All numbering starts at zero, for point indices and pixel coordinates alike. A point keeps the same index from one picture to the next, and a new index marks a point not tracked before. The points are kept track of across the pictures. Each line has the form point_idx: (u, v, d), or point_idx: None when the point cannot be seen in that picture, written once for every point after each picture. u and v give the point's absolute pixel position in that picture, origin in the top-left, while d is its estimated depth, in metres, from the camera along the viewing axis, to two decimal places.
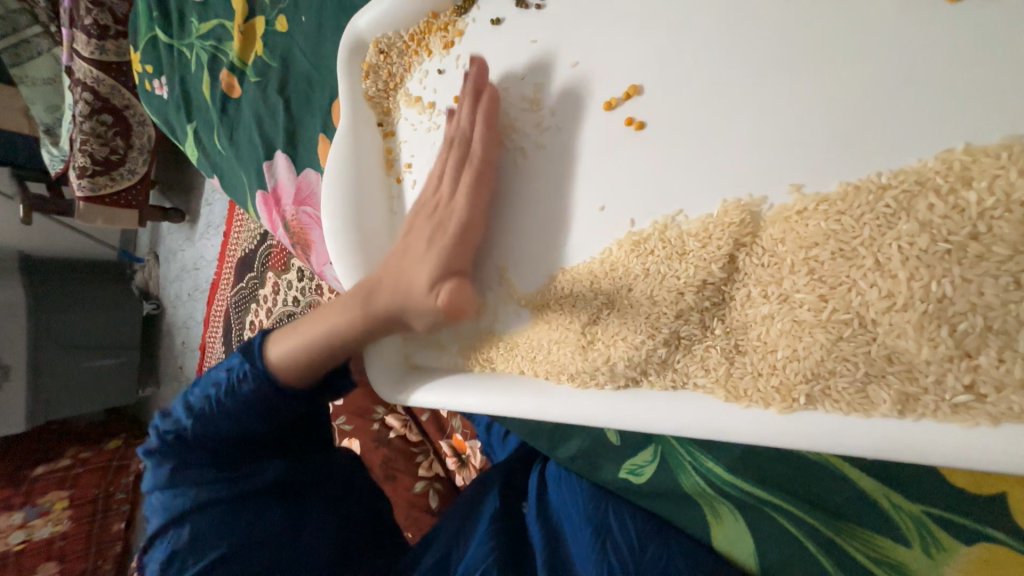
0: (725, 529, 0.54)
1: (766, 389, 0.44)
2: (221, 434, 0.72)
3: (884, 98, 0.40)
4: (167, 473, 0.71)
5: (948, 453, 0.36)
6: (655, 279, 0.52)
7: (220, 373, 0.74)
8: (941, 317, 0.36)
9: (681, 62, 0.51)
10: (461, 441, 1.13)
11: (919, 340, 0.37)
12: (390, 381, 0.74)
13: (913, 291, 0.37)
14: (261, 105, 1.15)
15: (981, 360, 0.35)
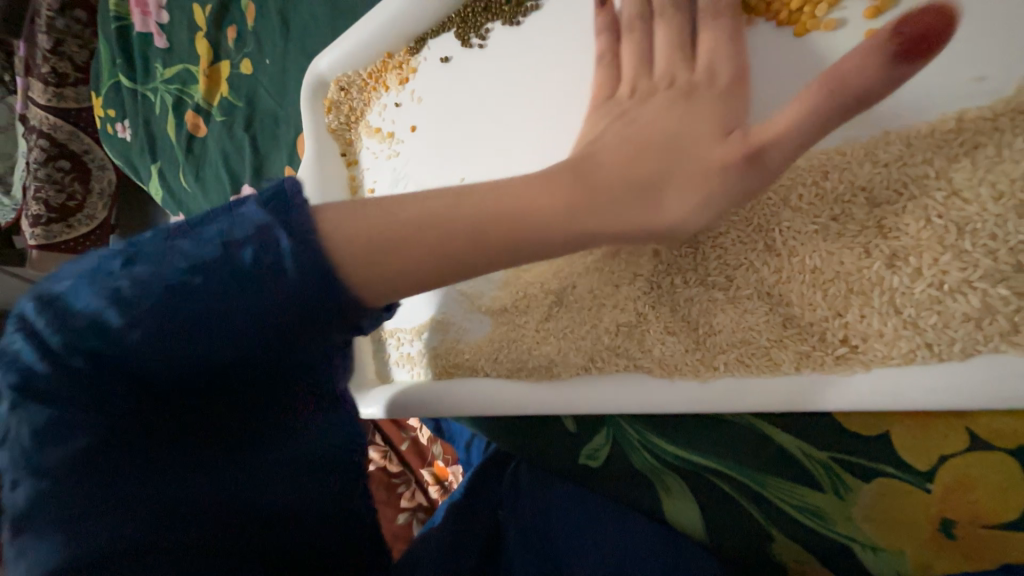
0: (673, 500, 0.56)
1: (692, 361, 0.51)
2: (137, 349, 0.44)
3: (761, 110, 0.48)
4: (47, 410, 0.45)
5: (838, 399, 0.43)
6: (595, 275, 0.58)
7: (219, 234, 0.45)
8: (817, 284, 0.44)
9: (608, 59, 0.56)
10: (443, 467, 1.15)
11: (802, 305, 0.44)
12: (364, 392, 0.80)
13: (795, 265, 0.45)
14: (227, 142, 1.20)
15: (849, 317, 0.42)
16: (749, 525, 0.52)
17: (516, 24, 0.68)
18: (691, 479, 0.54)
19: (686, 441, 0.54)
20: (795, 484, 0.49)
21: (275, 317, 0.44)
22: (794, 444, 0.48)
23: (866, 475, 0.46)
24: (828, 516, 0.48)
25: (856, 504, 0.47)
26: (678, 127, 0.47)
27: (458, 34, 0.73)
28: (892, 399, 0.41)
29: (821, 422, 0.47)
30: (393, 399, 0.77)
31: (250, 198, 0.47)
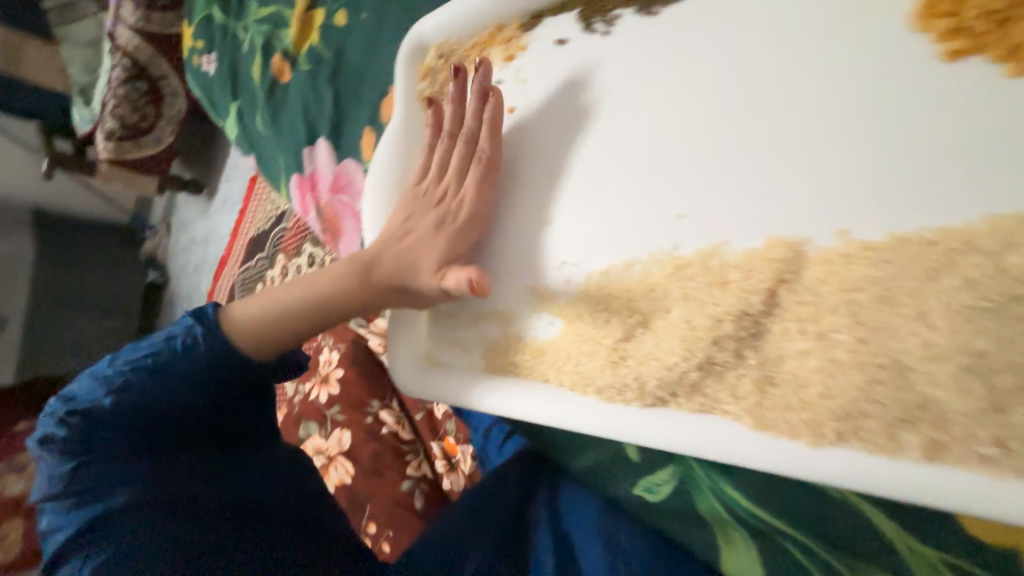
0: (735, 555, 0.52)
1: (795, 422, 0.46)
2: (159, 403, 0.69)
3: (940, 158, 0.42)
4: (71, 476, 0.65)
5: (977, 502, 0.38)
6: (694, 305, 0.54)
7: (158, 341, 0.72)
8: (979, 372, 0.38)
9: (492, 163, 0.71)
10: (453, 444, 1.13)
11: (953, 390, 0.39)
12: (415, 371, 0.79)
13: (953, 343, 0.39)
14: (309, 93, 1.19)
15: (1012, 416, 0.37)
16: None
17: (649, 16, 0.62)
18: (760, 541, 0.51)
19: (767, 503, 0.50)
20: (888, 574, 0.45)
21: (223, 370, 0.71)
22: (898, 534, 0.44)
23: None
24: None
25: None
26: (649, 200, 0.58)
27: (582, 17, 0.69)
28: None
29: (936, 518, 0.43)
30: (444, 385, 0.76)
31: (180, 329, 0.72)
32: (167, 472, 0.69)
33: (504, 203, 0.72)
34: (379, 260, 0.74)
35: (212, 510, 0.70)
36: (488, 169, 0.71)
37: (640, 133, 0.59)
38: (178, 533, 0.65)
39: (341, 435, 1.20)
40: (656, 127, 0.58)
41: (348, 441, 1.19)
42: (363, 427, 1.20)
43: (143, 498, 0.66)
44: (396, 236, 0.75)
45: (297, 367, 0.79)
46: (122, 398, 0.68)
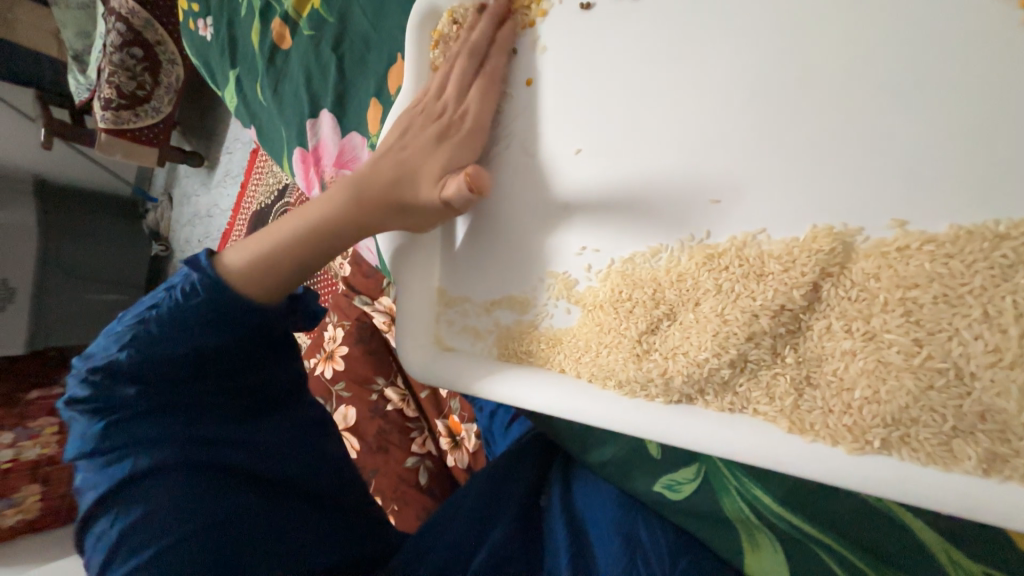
0: (760, 558, 0.50)
1: (836, 426, 0.43)
2: (171, 355, 0.63)
3: (1021, 141, 0.38)
4: (95, 435, 0.61)
5: None
6: (727, 297, 0.50)
7: (161, 293, 0.66)
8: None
9: (497, 80, 0.69)
10: (457, 423, 1.12)
11: (1022, 402, 0.35)
12: (424, 357, 0.77)
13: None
14: (312, 61, 1.12)
15: None
16: None
17: None
18: (788, 543, 0.49)
19: (797, 505, 0.48)
20: None
21: (238, 321, 0.65)
22: (939, 545, 0.43)
23: None
24: None
25: None
26: (648, 139, 0.56)
27: None
28: None
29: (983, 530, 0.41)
30: (454, 372, 0.74)
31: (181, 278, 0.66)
32: (198, 427, 0.65)
33: (521, 185, 0.68)
34: (367, 198, 0.70)
35: (248, 475, 0.67)
36: (489, 82, 0.69)
37: (679, 112, 0.54)
38: (219, 503, 0.62)
39: (346, 412, 1.18)
40: (671, 58, 0.55)
41: (352, 418, 1.18)
42: (368, 404, 1.19)
43: (176, 459, 0.62)
44: (394, 153, 0.71)
45: (308, 314, 0.75)
46: (144, 347, 0.63)
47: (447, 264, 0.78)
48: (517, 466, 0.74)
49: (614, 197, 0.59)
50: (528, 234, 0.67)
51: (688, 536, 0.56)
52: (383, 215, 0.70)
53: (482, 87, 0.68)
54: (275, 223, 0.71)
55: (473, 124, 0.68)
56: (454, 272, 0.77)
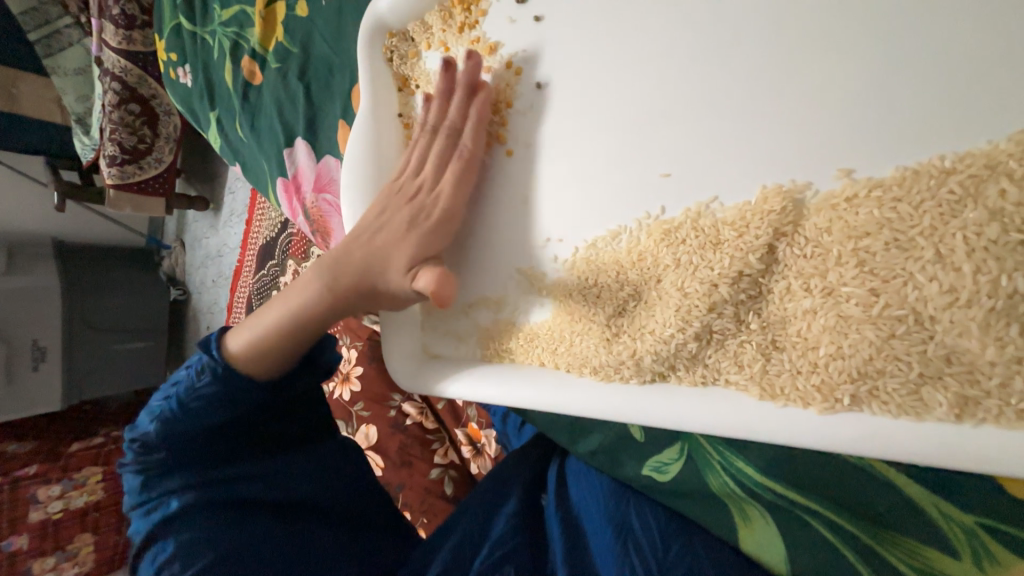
0: (753, 533, 0.48)
1: (806, 388, 0.42)
2: (194, 421, 0.63)
3: (950, 73, 0.37)
4: (143, 488, 0.64)
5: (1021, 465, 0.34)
6: (686, 270, 0.50)
7: (182, 369, 0.66)
8: (1010, 314, 0.34)
9: (456, 134, 0.67)
10: (476, 429, 1.11)
11: (984, 339, 0.34)
12: (408, 367, 0.76)
13: (980, 286, 0.34)
14: (280, 92, 1.15)
15: None
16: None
17: None
18: (777, 512, 0.47)
19: (783, 472, 0.46)
20: (922, 543, 0.41)
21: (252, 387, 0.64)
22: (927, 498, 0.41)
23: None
24: None
25: None
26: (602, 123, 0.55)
27: None
28: None
29: (976, 479, 0.39)
30: (436, 380, 0.72)
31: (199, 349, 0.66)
32: (219, 470, 0.66)
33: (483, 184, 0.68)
34: (345, 274, 0.66)
35: (270, 504, 0.67)
36: (466, 168, 0.65)
37: (630, 93, 0.53)
38: (231, 538, 0.61)
39: (367, 431, 1.20)
40: (618, 42, 0.54)
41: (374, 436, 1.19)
42: (387, 421, 1.20)
43: (196, 502, 0.63)
44: (369, 230, 0.68)
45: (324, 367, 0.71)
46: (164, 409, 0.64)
47: None
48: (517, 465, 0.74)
49: (578, 187, 0.58)
50: (491, 230, 0.67)
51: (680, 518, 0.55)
52: (357, 302, 0.67)
53: (456, 173, 0.65)
54: (270, 303, 0.69)
55: (449, 204, 0.65)
56: None
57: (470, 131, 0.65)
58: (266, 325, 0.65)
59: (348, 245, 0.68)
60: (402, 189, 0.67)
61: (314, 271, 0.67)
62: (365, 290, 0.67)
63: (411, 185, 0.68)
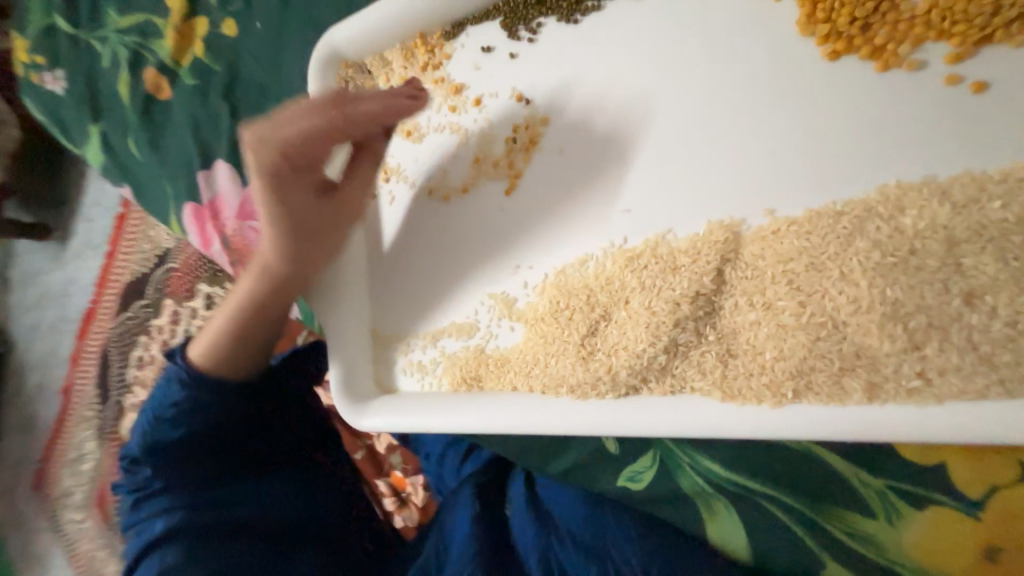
0: (718, 524, 0.54)
1: (758, 386, 0.50)
2: (191, 438, 0.78)
3: (833, 142, 0.50)
4: (139, 498, 0.78)
5: (912, 432, 0.44)
6: (651, 291, 0.57)
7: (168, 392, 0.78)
8: (897, 317, 0.44)
9: (326, 108, 0.65)
10: (400, 477, 0.96)
11: (880, 337, 0.45)
12: (377, 404, 0.76)
13: (873, 296, 0.45)
14: (198, 110, 1.05)
15: (928, 350, 0.43)
16: (801, 552, 0.50)
17: (572, 22, 0.65)
18: (737, 502, 0.53)
19: (739, 465, 0.53)
20: (850, 509, 0.49)
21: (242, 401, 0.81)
22: (850, 470, 0.49)
23: (919, 503, 0.47)
24: (881, 543, 0.48)
25: (910, 532, 0.47)
26: (569, 167, 0.64)
27: (505, 24, 0.69)
28: (968, 433, 0.42)
29: (884, 450, 0.48)
30: (406, 413, 0.72)
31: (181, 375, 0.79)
32: (206, 486, 0.80)
33: (456, 219, 0.73)
34: (268, 268, 0.76)
35: (239, 519, 0.80)
36: (329, 131, 0.66)
37: (593, 144, 0.62)
38: (225, 540, 0.77)
39: None
40: (581, 100, 0.63)
41: None
42: None
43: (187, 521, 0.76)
44: (282, 210, 0.70)
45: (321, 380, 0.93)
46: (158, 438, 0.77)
47: (383, 302, 0.80)
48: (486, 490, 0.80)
49: (550, 220, 0.65)
50: (467, 260, 0.72)
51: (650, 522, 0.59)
52: (279, 292, 0.77)
53: (314, 127, 0.65)
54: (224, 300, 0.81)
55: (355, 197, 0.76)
56: (389, 313, 0.79)
57: (364, 111, 0.66)
58: (231, 321, 0.77)
59: (319, 207, 0.73)
60: (297, 164, 0.68)
61: (276, 253, 0.74)
62: (312, 241, 0.75)
63: (294, 148, 0.66)
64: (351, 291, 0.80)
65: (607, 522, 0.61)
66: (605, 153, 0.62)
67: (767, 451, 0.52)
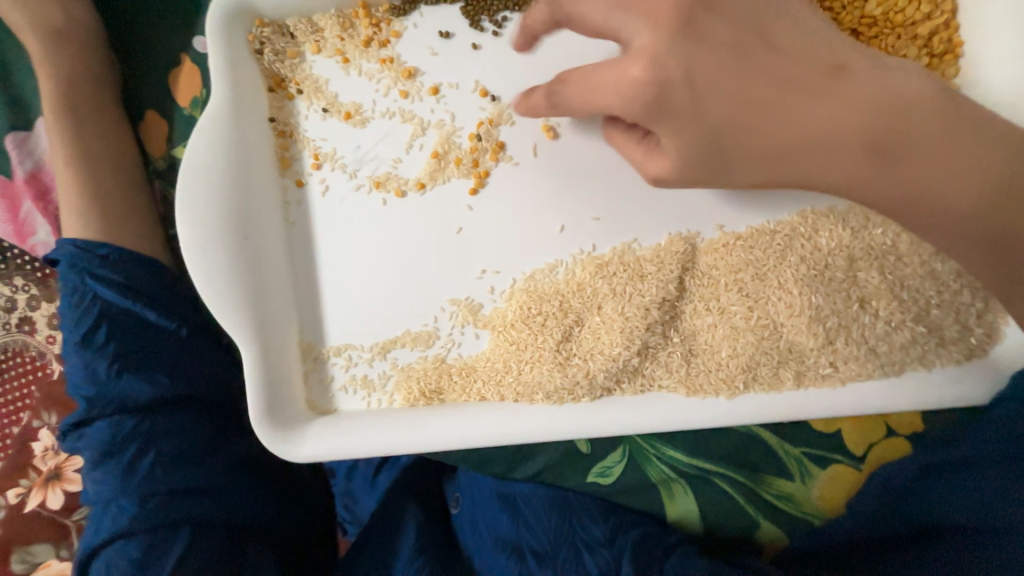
0: (677, 505, 0.61)
1: (716, 380, 0.58)
2: (144, 392, 0.68)
3: None
4: (100, 463, 0.66)
5: (827, 407, 0.56)
6: (622, 298, 0.60)
7: (110, 335, 0.68)
8: (818, 319, 0.56)
9: None
10: None
11: (807, 336, 0.56)
12: (316, 429, 0.63)
13: (802, 302, 0.57)
14: (14, 50, 0.78)
15: (837, 344, 0.56)
16: (741, 517, 0.60)
17: None
18: (694, 483, 0.61)
19: (699, 451, 0.61)
20: (778, 476, 0.60)
21: (192, 345, 0.73)
22: (778, 442, 0.61)
23: (823, 463, 0.60)
24: (797, 499, 0.60)
25: (815, 487, 0.60)
26: (541, 171, 0.63)
27: (467, 12, 0.64)
28: (861, 404, 0.56)
29: (799, 427, 0.61)
30: (355, 435, 0.62)
31: (125, 311, 0.70)
32: (175, 453, 0.68)
33: (411, 215, 0.65)
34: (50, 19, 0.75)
35: (213, 483, 0.69)
36: None
37: (562, 149, 0.63)
38: (198, 508, 0.67)
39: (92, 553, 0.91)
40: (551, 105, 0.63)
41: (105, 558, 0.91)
42: None
43: (138, 524, 0.64)
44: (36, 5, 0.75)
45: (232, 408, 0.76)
46: (122, 414, 0.67)
47: (311, 307, 0.67)
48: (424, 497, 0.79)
49: (520, 225, 0.63)
50: (427, 261, 0.65)
51: (613, 500, 0.63)
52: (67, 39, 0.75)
53: None
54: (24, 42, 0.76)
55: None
56: (320, 320, 0.67)
57: None
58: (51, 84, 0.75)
59: None
60: None
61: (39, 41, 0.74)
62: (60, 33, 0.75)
63: None
64: (271, 297, 0.64)
65: (572, 504, 0.63)
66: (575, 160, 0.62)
67: (719, 435, 0.61)
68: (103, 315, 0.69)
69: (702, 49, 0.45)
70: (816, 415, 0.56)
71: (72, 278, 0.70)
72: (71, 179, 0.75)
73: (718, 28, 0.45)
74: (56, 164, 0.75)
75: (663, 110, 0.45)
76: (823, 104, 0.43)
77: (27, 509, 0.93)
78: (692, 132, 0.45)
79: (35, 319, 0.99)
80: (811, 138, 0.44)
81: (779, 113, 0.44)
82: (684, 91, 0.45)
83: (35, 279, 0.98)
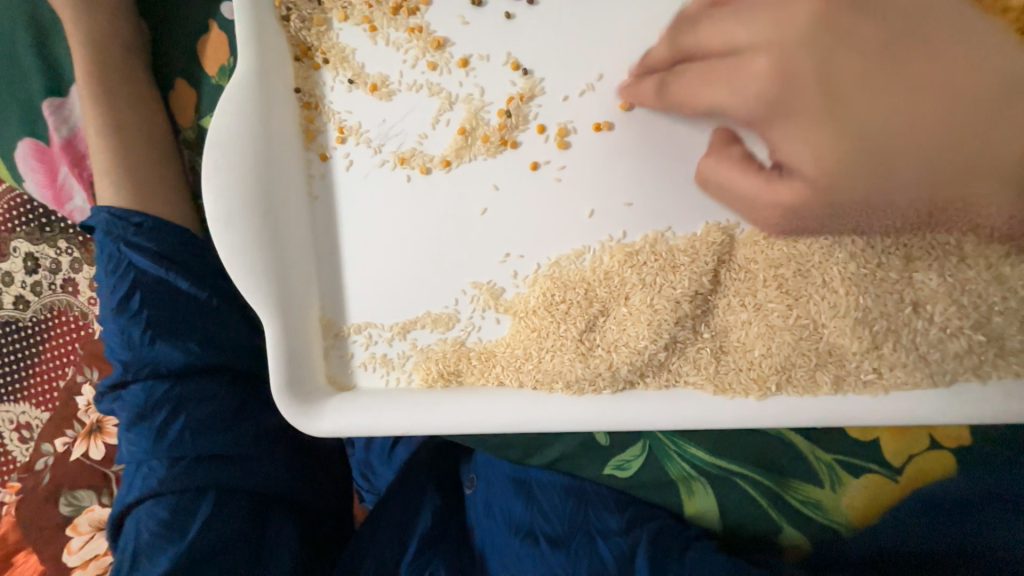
0: (695, 503, 0.60)
1: (746, 380, 0.55)
2: (175, 361, 0.69)
3: None
4: (132, 425, 0.69)
5: (866, 415, 0.53)
6: (652, 288, 0.57)
7: (141, 301, 0.70)
8: (866, 322, 0.53)
9: None
10: None
11: (850, 339, 0.53)
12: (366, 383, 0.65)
13: (850, 302, 0.53)
14: (47, 13, 0.78)
15: (884, 350, 0.52)
16: (763, 520, 0.58)
17: None
18: (716, 483, 0.59)
19: (722, 451, 0.59)
20: (806, 482, 0.58)
21: (222, 316, 0.75)
22: (809, 448, 0.58)
23: (856, 471, 0.57)
24: (825, 506, 0.57)
25: (845, 495, 0.57)
26: (574, 150, 0.60)
27: None
28: (905, 415, 0.52)
29: (834, 433, 0.58)
30: (377, 408, 0.63)
31: (157, 279, 0.71)
32: (201, 422, 0.69)
33: (437, 191, 0.63)
34: None
35: (237, 452, 0.71)
36: None
37: (597, 131, 0.59)
38: (222, 476, 0.69)
39: None
40: (586, 83, 0.59)
41: None
42: None
43: (166, 487, 0.66)
44: None
45: (257, 378, 0.77)
46: (155, 380, 0.69)
47: (336, 282, 0.66)
48: (432, 474, 0.80)
49: (548, 209, 0.61)
50: (450, 242, 0.63)
51: (629, 494, 0.63)
52: None
53: None
54: None
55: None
56: (342, 296, 0.66)
57: None
58: None
59: None
60: None
61: None
62: None
63: None
64: (294, 272, 0.64)
65: (588, 493, 0.63)
66: (609, 142, 0.59)
67: (745, 437, 0.59)
68: (137, 282, 0.70)
69: (838, 47, 0.40)
70: (855, 423, 0.53)
71: (109, 244, 0.72)
72: (102, 147, 0.75)
73: (857, 46, 0.40)
74: (90, 129, 0.76)
75: (780, 111, 0.42)
76: (966, 47, 0.38)
77: (72, 457, 0.98)
78: (836, 148, 0.40)
79: (80, 280, 1.03)
80: (983, 159, 0.39)
81: (966, 133, 0.38)
82: (817, 94, 0.41)
83: (79, 242, 1.02)
